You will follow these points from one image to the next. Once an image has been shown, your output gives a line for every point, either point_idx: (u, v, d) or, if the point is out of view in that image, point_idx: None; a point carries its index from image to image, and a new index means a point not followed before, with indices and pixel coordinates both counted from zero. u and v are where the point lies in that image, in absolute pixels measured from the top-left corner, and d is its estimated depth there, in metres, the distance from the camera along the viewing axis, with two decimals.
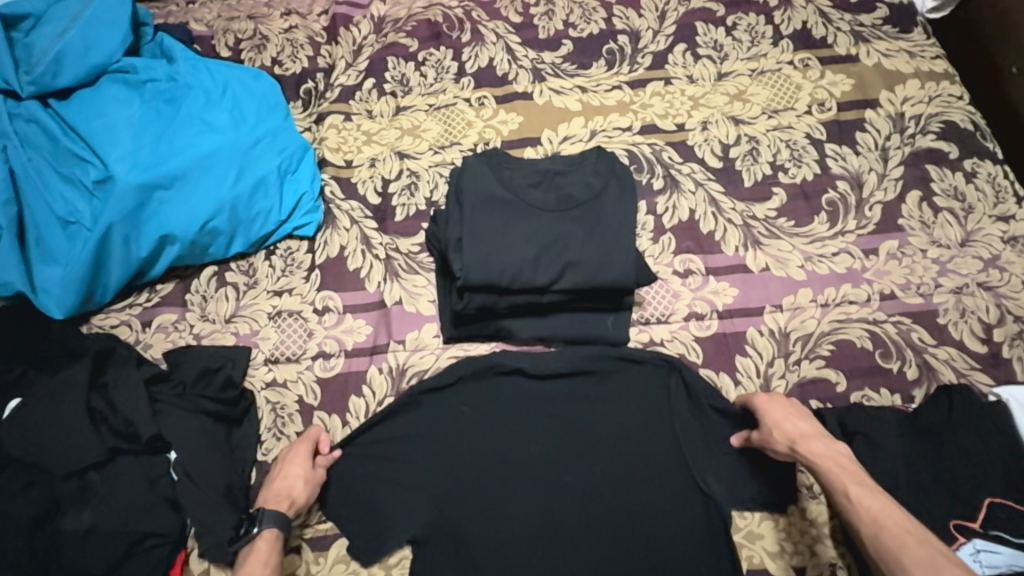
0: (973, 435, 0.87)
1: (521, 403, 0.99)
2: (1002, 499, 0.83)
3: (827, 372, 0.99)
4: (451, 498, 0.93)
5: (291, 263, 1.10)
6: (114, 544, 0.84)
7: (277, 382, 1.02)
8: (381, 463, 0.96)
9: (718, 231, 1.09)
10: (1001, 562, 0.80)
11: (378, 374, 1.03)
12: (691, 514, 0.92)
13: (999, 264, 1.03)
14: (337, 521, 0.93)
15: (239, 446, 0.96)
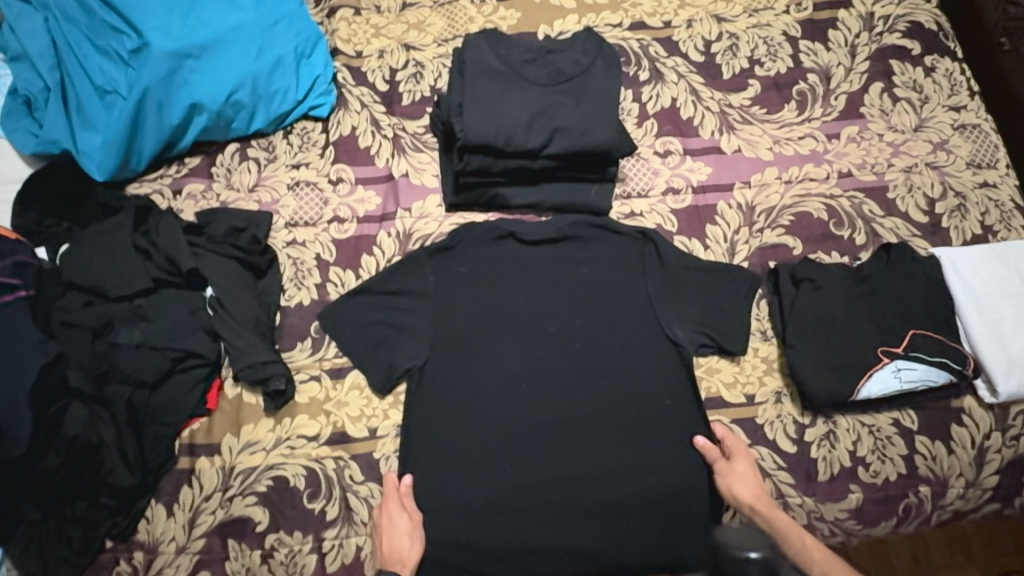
0: (904, 281, 1.00)
1: (514, 263, 1.11)
2: (924, 330, 0.97)
3: (786, 239, 1.11)
4: (449, 338, 1.06)
5: (307, 141, 1.21)
6: (162, 357, 0.99)
7: (297, 242, 1.14)
8: (390, 310, 1.09)
9: (696, 118, 1.20)
10: (917, 376, 0.95)
11: (387, 237, 1.15)
12: (659, 354, 1.05)
13: (947, 148, 1.14)
14: (351, 355, 1.07)
15: (266, 292, 1.10)
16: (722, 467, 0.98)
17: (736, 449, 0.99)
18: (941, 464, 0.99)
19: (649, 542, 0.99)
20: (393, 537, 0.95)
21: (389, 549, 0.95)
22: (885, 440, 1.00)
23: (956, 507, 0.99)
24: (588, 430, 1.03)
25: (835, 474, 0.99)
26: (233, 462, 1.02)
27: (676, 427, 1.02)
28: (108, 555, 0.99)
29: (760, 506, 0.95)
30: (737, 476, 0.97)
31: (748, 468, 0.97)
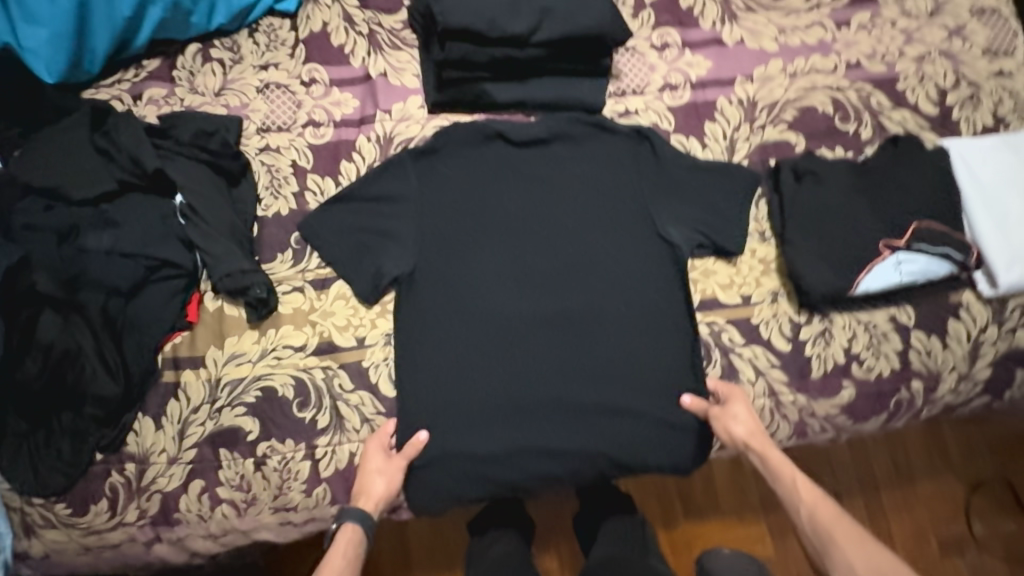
0: (910, 174, 0.96)
1: (502, 167, 1.06)
2: (927, 223, 0.94)
3: (788, 136, 1.06)
4: (437, 246, 1.02)
5: (275, 40, 1.11)
6: (134, 265, 0.96)
7: (271, 148, 1.07)
8: (373, 219, 1.03)
9: (697, 7, 1.11)
10: (918, 269, 0.93)
11: (367, 142, 1.08)
12: (652, 257, 1.01)
13: (963, 34, 1.07)
14: (334, 266, 1.03)
15: (241, 201, 1.04)
16: (717, 412, 0.97)
17: (727, 393, 0.97)
18: (935, 358, 0.98)
19: (640, 441, 1.00)
20: (366, 476, 0.95)
21: (360, 487, 0.95)
22: (881, 336, 0.98)
23: (946, 401, 0.99)
24: (580, 334, 1.01)
25: (829, 371, 0.98)
26: (219, 374, 1.00)
27: (670, 330, 1.00)
28: (99, 467, 0.98)
29: (754, 444, 0.95)
30: (732, 418, 0.95)
31: (743, 410, 0.96)
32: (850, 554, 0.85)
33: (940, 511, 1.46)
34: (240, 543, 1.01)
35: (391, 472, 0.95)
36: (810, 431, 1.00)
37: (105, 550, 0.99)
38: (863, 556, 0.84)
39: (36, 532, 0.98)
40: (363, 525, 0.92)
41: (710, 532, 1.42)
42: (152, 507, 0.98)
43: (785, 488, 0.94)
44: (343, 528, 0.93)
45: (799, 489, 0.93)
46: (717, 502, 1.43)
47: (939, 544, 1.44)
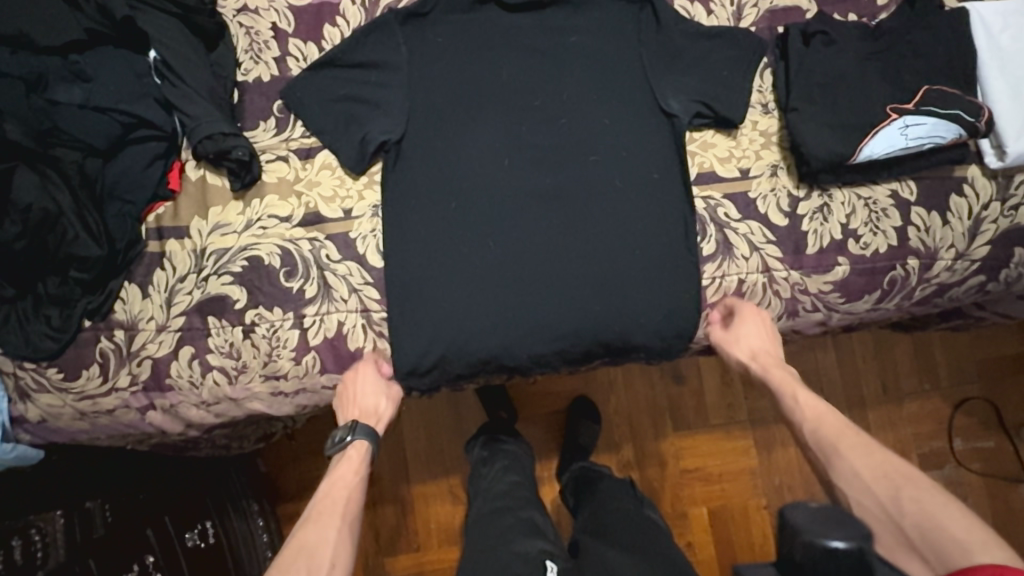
0: (926, 33, 0.91)
1: (494, 32, 0.98)
2: (939, 87, 0.89)
3: (799, 2, 0.99)
4: (425, 117, 0.97)
5: None
6: (109, 123, 0.91)
7: (249, 10, 1.01)
8: (357, 85, 0.97)
9: None
10: (924, 133, 0.88)
11: (351, 5, 1.01)
12: (649, 130, 0.97)
13: None
14: (319, 135, 0.99)
15: (218, 64, 0.99)
16: (722, 335, 0.99)
17: (729, 316, 0.99)
18: (934, 236, 0.96)
19: (631, 320, 0.98)
20: (367, 394, 0.97)
21: (362, 411, 0.97)
22: (880, 212, 0.96)
23: (940, 281, 0.98)
24: (573, 209, 0.97)
25: (825, 247, 0.97)
26: (204, 244, 0.98)
27: (667, 206, 0.97)
28: (89, 333, 0.98)
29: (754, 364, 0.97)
30: (736, 338, 0.97)
31: (753, 324, 0.97)
32: (854, 459, 0.82)
33: (923, 429, 1.48)
34: (233, 414, 1.02)
35: (392, 397, 0.98)
36: (802, 309, 0.99)
37: (100, 416, 1.01)
38: (867, 461, 0.82)
39: (30, 396, 1.00)
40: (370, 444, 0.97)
41: (699, 443, 1.46)
42: (144, 373, 0.98)
43: (790, 403, 0.93)
44: (351, 446, 0.96)
45: (801, 405, 0.92)
46: (706, 415, 1.46)
47: (919, 457, 1.47)
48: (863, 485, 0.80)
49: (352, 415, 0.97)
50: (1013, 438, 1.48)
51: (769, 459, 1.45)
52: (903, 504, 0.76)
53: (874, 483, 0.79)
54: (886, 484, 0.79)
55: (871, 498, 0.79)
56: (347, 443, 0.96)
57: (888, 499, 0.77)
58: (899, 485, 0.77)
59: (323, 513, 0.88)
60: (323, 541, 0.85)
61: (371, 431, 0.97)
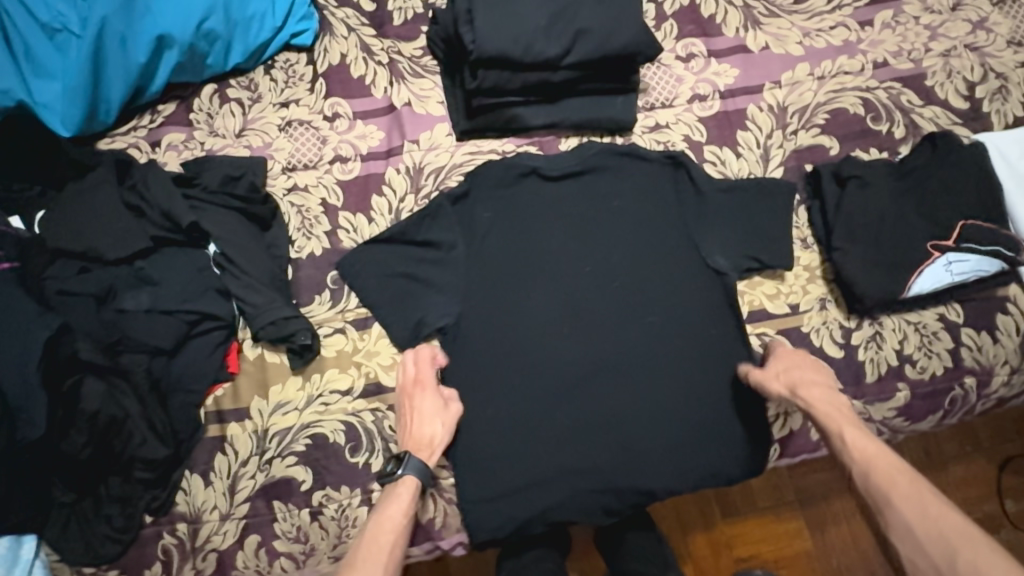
0: (954, 170, 0.96)
1: (539, 207, 1.02)
2: (973, 221, 0.93)
3: (821, 140, 1.05)
4: (481, 286, 0.99)
5: (293, 75, 1.09)
6: (174, 322, 0.93)
7: (299, 188, 1.04)
8: (410, 260, 1.01)
9: (718, 15, 1.10)
10: (968, 268, 0.91)
11: (396, 174, 1.06)
12: (696, 279, 0.99)
13: (986, 26, 1.07)
14: (371, 307, 1.00)
15: (273, 244, 1.02)
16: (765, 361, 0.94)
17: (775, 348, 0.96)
18: (987, 354, 0.98)
19: (703, 464, 0.97)
20: (422, 421, 0.92)
21: (416, 441, 0.92)
22: (932, 336, 0.98)
23: (1000, 395, 1.00)
24: (630, 356, 0.98)
25: (883, 374, 0.98)
26: (266, 425, 0.97)
27: (724, 350, 0.98)
28: (150, 530, 0.94)
29: (801, 392, 0.89)
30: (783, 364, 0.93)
31: (784, 361, 0.93)
32: (905, 512, 0.74)
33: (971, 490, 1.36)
34: None
35: (447, 420, 0.93)
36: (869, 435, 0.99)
37: None
38: (924, 515, 0.72)
39: None
40: (418, 481, 0.90)
41: (749, 529, 1.32)
42: (209, 567, 0.94)
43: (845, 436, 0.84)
44: (401, 482, 0.90)
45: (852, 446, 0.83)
46: (754, 498, 1.32)
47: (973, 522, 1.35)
48: (916, 541, 0.72)
49: (405, 447, 0.92)
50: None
51: (828, 543, 1.31)
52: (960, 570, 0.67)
53: (927, 543, 0.71)
54: (939, 542, 0.70)
55: (925, 557, 0.71)
56: (399, 477, 0.89)
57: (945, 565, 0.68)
58: (954, 549, 0.68)
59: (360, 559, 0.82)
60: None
61: (422, 464, 0.90)
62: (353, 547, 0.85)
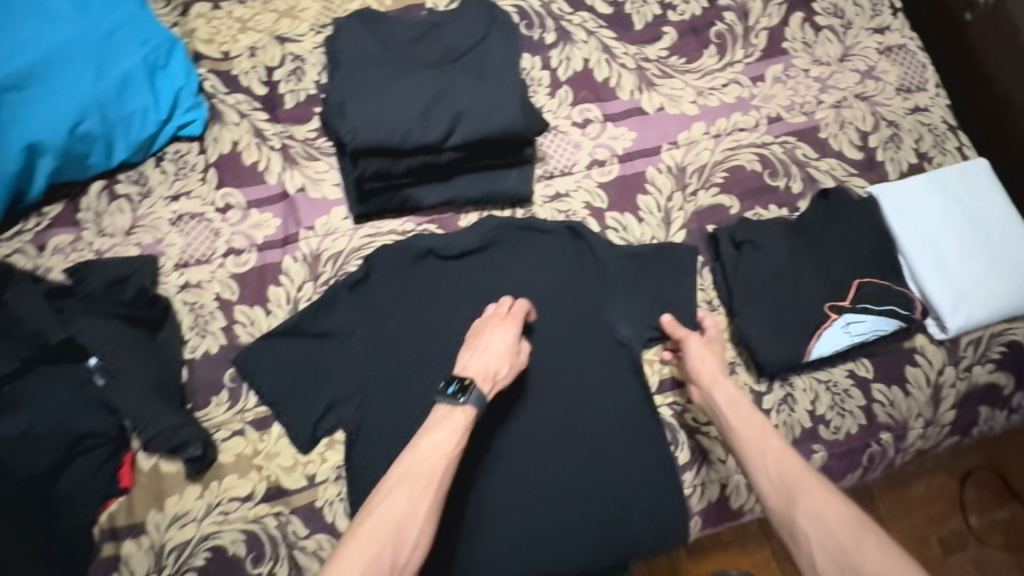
0: (848, 226, 0.96)
1: (440, 288, 1.00)
2: (871, 279, 0.93)
3: (721, 199, 1.04)
4: (381, 376, 0.96)
5: (184, 166, 1.06)
6: (52, 445, 0.89)
7: (191, 285, 1.01)
8: (308, 353, 0.97)
9: (612, 78, 1.10)
10: (866, 329, 0.91)
11: (294, 263, 1.03)
12: (603, 353, 0.97)
13: (875, 75, 1.08)
14: (271, 405, 0.97)
15: (165, 346, 0.98)
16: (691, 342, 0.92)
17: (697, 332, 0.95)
18: (900, 408, 0.97)
19: (626, 551, 0.92)
20: (487, 351, 0.89)
21: (483, 372, 0.87)
22: (843, 394, 0.97)
23: (918, 447, 0.98)
24: (540, 437, 0.94)
25: (798, 436, 0.96)
26: (164, 539, 0.92)
27: (638, 425, 0.95)
28: None
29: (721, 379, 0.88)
30: (706, 352, 0.91)
31: (700, 352, 0.91)
32: (820, 499, 0.73)
33: (938, 508, 1.29)
34: None
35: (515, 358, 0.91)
36: None
37: None
38: (834, 505, 0.72)
39: None
40: (475, 412, 0.85)
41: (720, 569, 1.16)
42: None
43: (752, 432, 0.82)
44: (459, 409, 0.84)
45: (768, 434, 0.82)
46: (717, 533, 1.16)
47: (940, 542, 1.27)
48: (828, 525, 0.71)
49: (469, 373, 0.87)
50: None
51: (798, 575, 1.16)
52: (869, 556, 0.67)
53: (839, 527, 0.70)
54: (849, 528, 0.70)
55: (833, 539, 0.70)
56: (459, 404, 0.84)
57: (853, 548, 0.68)
58: (861, 534, 0.69)
59: (412, 473, 0.78)
60: (405, 513, 0.76)
61: (485, 395, 0.85)
62: (404, 457, 0.81)
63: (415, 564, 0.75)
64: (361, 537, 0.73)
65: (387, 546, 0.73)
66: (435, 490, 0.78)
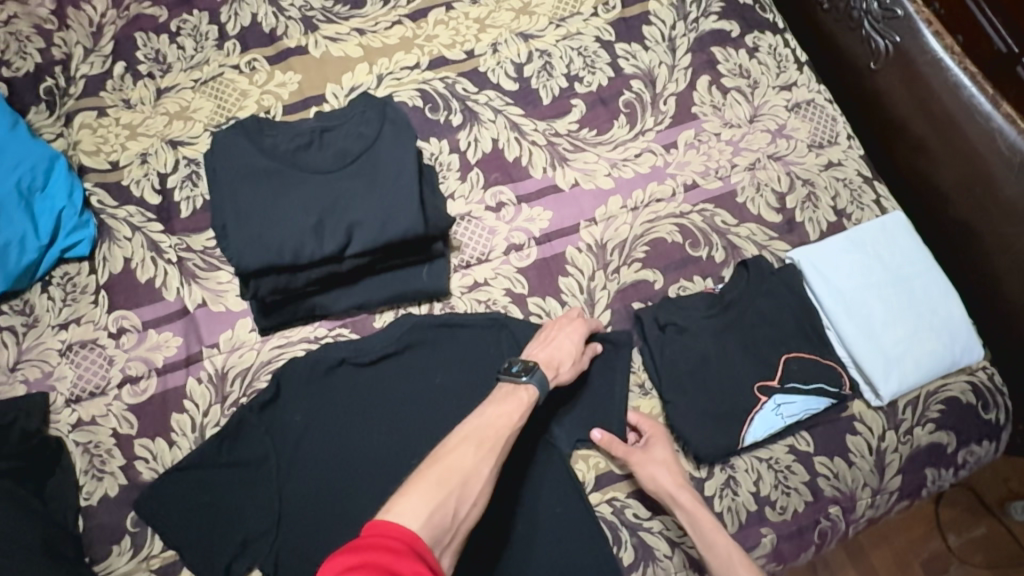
0: (768, 298, 0.96)
1: (355, 398, 0.93)
2: (796, 353, 0.93)
3: (645, 274, 1.01)
4: (295, 506, 0.88)
5: (73, 289, 0.99)
6: None
7: (85, 421, 0.94)
8: (218, 487, 0.90)
9: (524, 156, 1.06)
10: (797, 408, 0.91)
11: (198, 384, 0.96)
12: (535, 455, 0.90)
13: (785, 133, 1.07)
14: (178, 550, 0.88)
15: (54, 497, 0.89)
16: (639, 455, 0.89)
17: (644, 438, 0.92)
18: (845, 479, 0.93)
19: None
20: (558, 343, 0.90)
21: (547, 360, 0.88)
22: (786, 470, 0.92)
23: (869, 517, 0.94)
24: (471, 560, 0.85)
25: (744, 522, 0.91)
26: None
27: (580, 534, 0.87)
28: None
29: (680, 495, 0.86)
30: (656, 463, 0.88)
31: (649, 468, 0.88)
32: None
33: (917, 533, 1.25)
34: None
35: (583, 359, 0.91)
36: None
37: None
38: None
39: None
40: (537, 394, 0.83)
41: None
42: None
43: (721, 562, 0.81)
44: (522, 387, 0.83)
45: (737, 564, 0.81)
46: None
47: (921, 566, 1.23)
48: None
49: (534, 358, 0.87)
50: (1002, 518, 1.25)
51: None
52: None
53: None
54: None
55: None
56: (522, 382, 0.83)
57: None
58: None
59: (478, 433, 0.75)
60: (472, 468, 0.71)
61: (546, 379, 0.84)
62: (470, 419, 0.77)
63: (470, 520, 0.70)
64: (429, 479, 0.68)
65: (453, 493, 0.68)
66: (499, 454, 0.74)
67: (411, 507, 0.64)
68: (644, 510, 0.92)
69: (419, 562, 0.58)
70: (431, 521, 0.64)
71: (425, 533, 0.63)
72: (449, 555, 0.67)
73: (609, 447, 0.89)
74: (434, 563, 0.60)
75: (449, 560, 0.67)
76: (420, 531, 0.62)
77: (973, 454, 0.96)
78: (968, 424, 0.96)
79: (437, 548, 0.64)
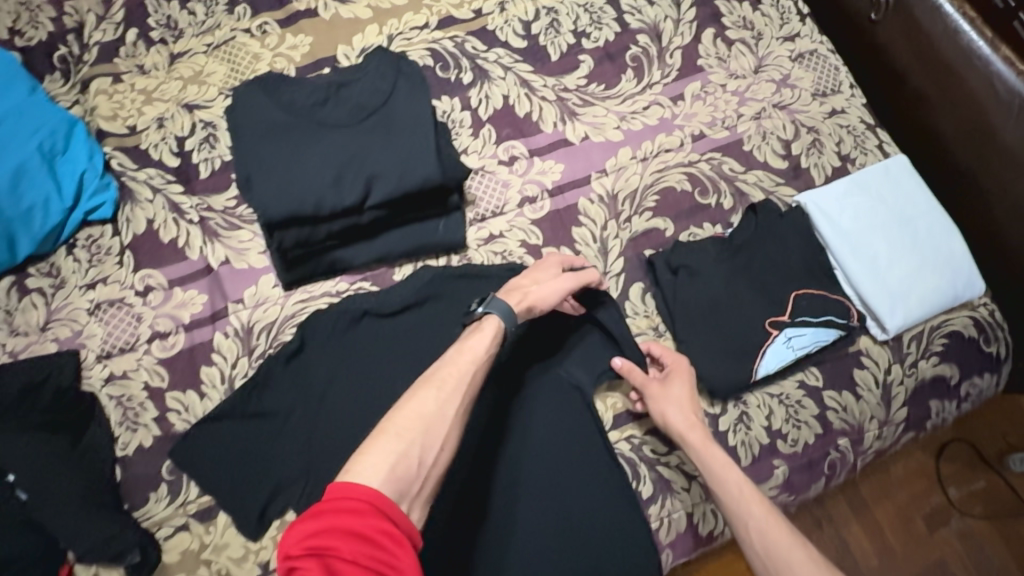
0: (776, 241, 0.99)
1: (379, 348, 0.96)
2: (806, 289, 0.97)
3: (655, 223, 1.03)
4: (326, 450, 0.91)
5: (98, 251, 1.01)
6: None
7: (117, 376, 0.96)
8: (250, 434, 0.93)
9: (534, 112, 1.08)
10: (807, 341, 0.95)
11: (225, 339, 0.98)
12: (557, 396, 0.93)
13: (790, 83, 1.10)
14: (213, 494, 0.91)
15: (90, 448, 0.91)
16: (655, 391, 0.91)
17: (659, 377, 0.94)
18: (853, 412, 0.96)
19: None
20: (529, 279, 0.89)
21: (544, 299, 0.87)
22: (796, 405, 0.96)
23: (877, 448, 0.97)
24: (499, 495, 0.87)
25: (757, 455, 0.94)
26: None
27: (602, 468, 0.90)
28: None
29: (692, 435, 0.88)
30: (670, 402, 0.90)
31: (663, 406, 0.90)
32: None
33: (919, 489, 1.29)
34: None
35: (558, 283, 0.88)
36: None
37: None
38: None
39: None
40: (501, 320, 0.80)
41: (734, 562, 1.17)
42: None
43: (732, 498, 0.81)
44: (482, 319, 0.80)
45: (748, 500, 0.80)
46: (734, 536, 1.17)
47: (923, 519, 1.26)
48: None
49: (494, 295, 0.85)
50: (1000, 471, 1.29)
51: None
52: None
53: None
54: None
55: None
56: (479, 313, 0.81)
57: None
58: None
59: (438, 375, 0.72)
60: (434, 414, 0.69)
61: (506, 307, 0.81)
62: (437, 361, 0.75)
63: (438, 468, 0.68)
64: (413, 420, 0.67)
65: (415, 442, 0.66)
66: (463, 395, 0.72)
67: (370, 464, 0.62)
68: (661, 446, 0.95)
69: (384, 523, 0.58)
70: (393, 475, 0.62)
71: (390, 488, 0.62)
72: (420, 506, 0.65)
73: (630, 375, 0.93)
74: (403, 522, 0.60)
75: (420, 510, 0.66)
76: (382, 487, 0.61)
77: (975, 386, 0.99)
78: (969, 359, 0.99)
79: (406, 499, 0.63)
